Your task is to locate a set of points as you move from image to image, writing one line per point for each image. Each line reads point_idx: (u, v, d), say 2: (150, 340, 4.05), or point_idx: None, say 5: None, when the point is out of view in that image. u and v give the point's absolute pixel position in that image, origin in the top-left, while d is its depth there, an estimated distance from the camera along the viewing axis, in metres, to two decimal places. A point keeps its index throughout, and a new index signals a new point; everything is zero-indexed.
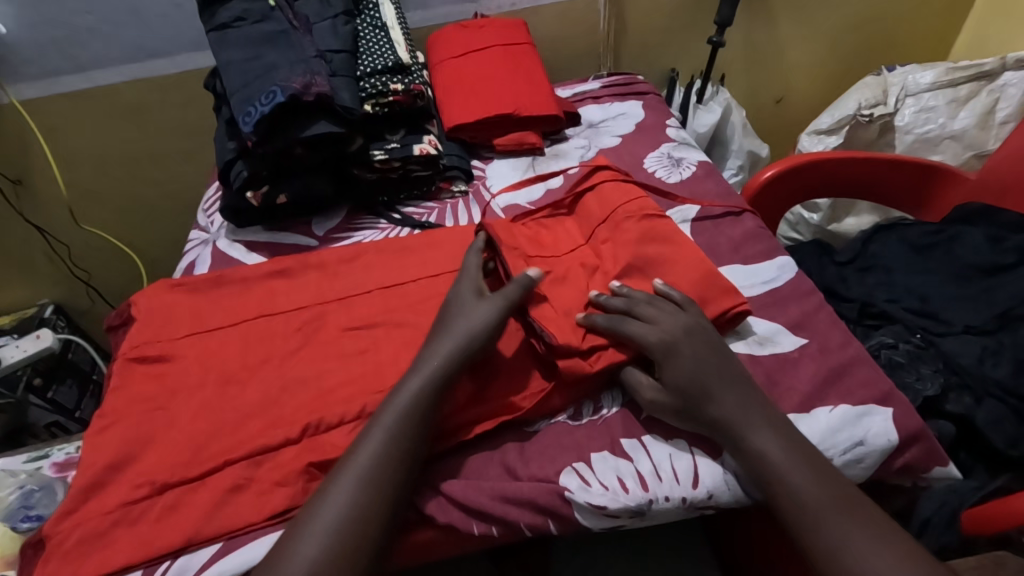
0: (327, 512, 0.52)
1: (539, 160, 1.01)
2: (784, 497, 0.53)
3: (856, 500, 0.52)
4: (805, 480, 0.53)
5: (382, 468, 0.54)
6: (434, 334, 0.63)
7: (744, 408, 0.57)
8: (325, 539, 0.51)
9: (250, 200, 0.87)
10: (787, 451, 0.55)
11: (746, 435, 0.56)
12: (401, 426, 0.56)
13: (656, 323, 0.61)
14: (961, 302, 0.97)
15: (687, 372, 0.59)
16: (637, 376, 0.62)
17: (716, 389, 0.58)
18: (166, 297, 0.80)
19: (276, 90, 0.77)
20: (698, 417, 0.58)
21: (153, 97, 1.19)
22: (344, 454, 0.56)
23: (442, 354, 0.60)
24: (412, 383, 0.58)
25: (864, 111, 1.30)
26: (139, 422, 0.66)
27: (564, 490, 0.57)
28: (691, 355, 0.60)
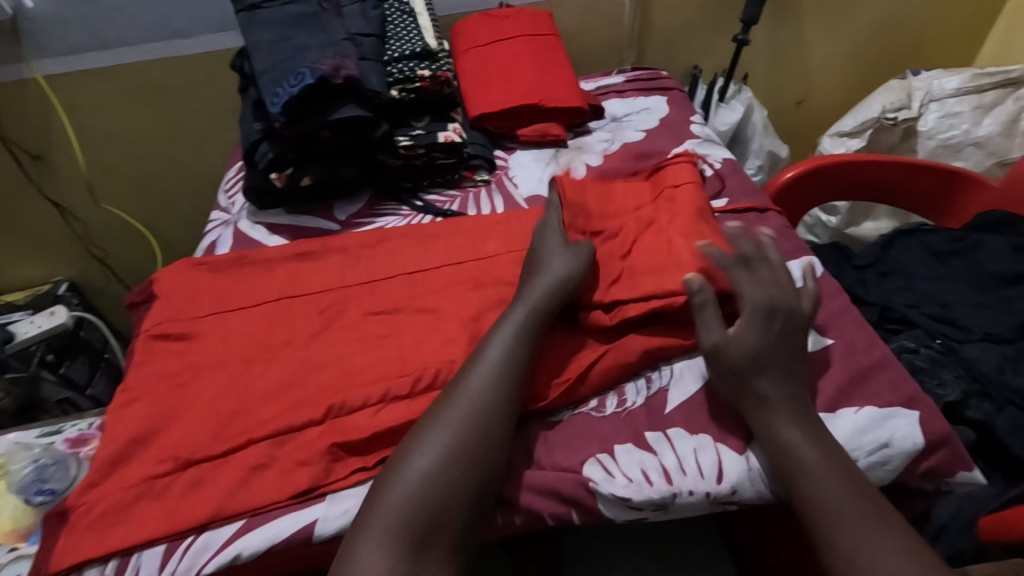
0: (427, 451, 0.54)
1: (562, 152, 1.00)
2: (811, 494, 0.53)
3: (882, 512, 0.52)
4: (834, 482, 0.53)
5: (498, 397, 0.57)
6: (528, 276, 0.66)
7: (792, 394, 0.57)
8: (434, 469, 0.53)
9: (274, 181, 0.86)
10: (821, 450, 0.55)
11: (782, 426, 0.56)
12: (502, 371, 0.58)
13: (759, 282, 0.62)
14: (982, 309, 0.96)
15: (758, 336, 0.59)
16: (707, 315, 0.60)
17: (773, 365, 0.58)
18: (190, 276, 0.80)
19: (305, 72, 0.77)
20: (745, 382, 0.58)
21: (176, 77, 1.19)
22: (442, 395, 0.58)
23: (539, 294, 0.63)
24: (513, 320, 0.61)
25: (888, 114, 1.30)
26: (162, 399, 0.66)
27: (588, 480, 0.57)
28: (778, 330, 0.60)
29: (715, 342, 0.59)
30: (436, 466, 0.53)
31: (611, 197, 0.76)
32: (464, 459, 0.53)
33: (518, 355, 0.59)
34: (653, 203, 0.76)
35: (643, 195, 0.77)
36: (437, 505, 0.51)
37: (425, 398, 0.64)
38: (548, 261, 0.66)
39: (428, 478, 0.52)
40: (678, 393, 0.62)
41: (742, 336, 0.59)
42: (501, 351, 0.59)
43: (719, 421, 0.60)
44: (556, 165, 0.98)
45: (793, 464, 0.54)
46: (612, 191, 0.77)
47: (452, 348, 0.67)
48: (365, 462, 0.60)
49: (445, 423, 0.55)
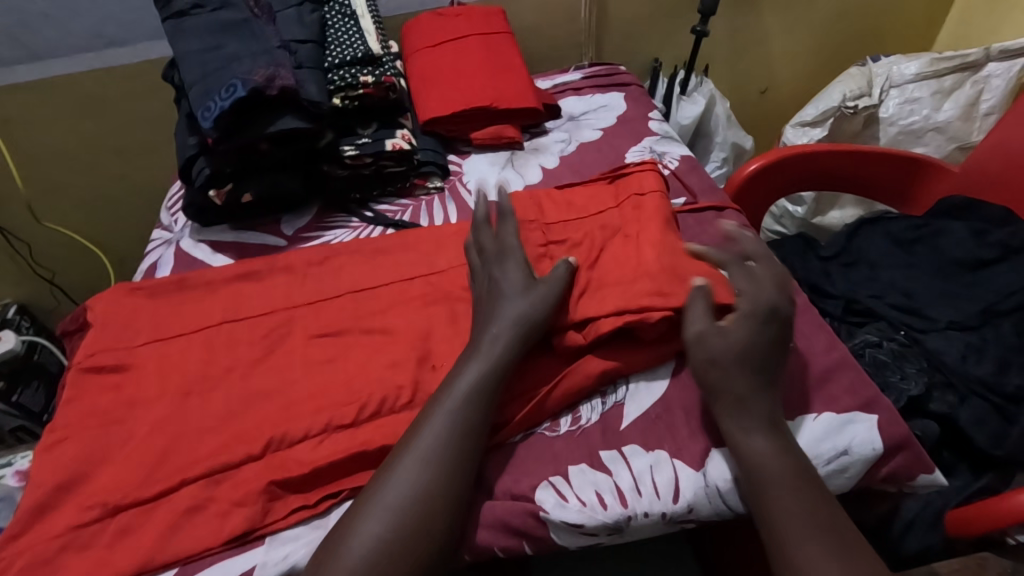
0: (393, 492, 0.51)
1: (517, 154, 0.98)
2: (773, 513, 0.51)
3: (839, 539, 0.49)
4: (795, 504, 0.51)
5: (456, 448, 0.53)
6: (486, 319, 0.62)
7: (765, 404, 0.55)
8: (399, 505, 0.50)
9: (213, 198, 0.82)
10: (789, 465, 0.53)
11: (750, 440, 0.54)
12: (465, 413, 0.55)
13: (754, 284, 0.61)
14: (945, 297, 0.96)
15: (736, 363, 0.56)
16: (699, 309, 0.59)
17: (754, 369, 0.56)
18: (123, 301, 0.75)
19: (237, 83, 0.73)
20: (728, 386, 0.56)
21: (114, 88, 1.13)
22: (408, 431, 0.55)
23: (497, 337, 0.59)
24: (470, 372, 0.57)
25: (848, 102, 1.28)
26: (92, 438, 0.62)
27: (540, 506, 0.55)
28: (747, 357, 0.57)
29: (704, 335, 0.58)
30: (403, 506, 0.50)
31: (572, 203, 0.76)
32: (429, 499, 0.51)
33: (483, 396, 0.56)
34: (616, 207, 0.74)
35: (605, 199, 0.75)
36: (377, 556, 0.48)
37: (369, 427, 0.61)
38: (505, 294, 0.63)
39: (395, 516, 0.50)
40: (635, 407, 0.61)
41: (729, 331, 0.58)
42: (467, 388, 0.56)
43: (676, 436, 0.59)
44: (511, 168, 0.95)
45: (758, 481, 0.52)
46: (572, 199, 0.76)
47: (398, 372, 0.64)
48: (305, 500, 0.57)
49: (410, 461, 0.53)
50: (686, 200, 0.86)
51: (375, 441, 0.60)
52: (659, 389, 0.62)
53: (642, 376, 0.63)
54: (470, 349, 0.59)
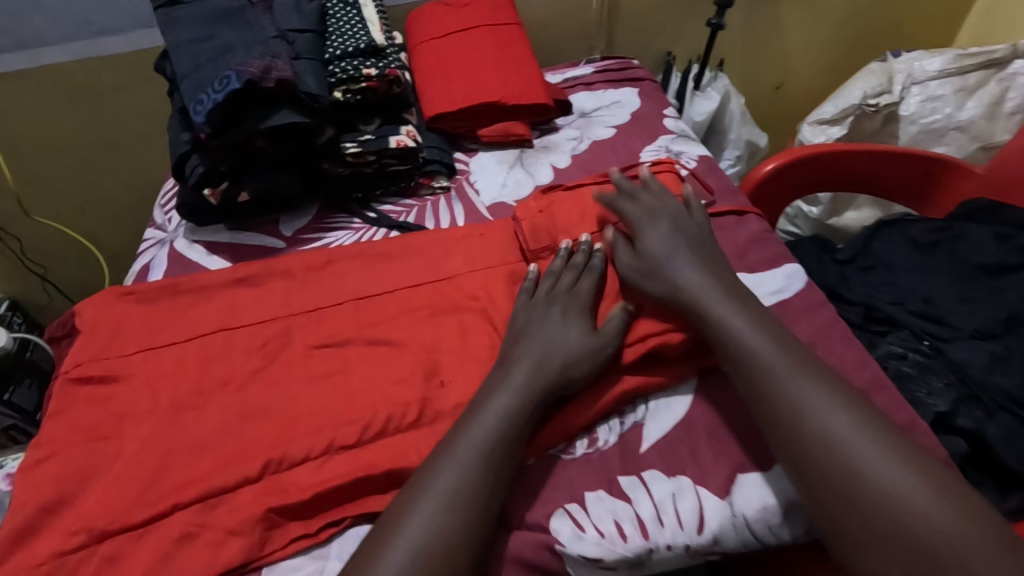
0: (409, 533, 0.48)
1: (527, 152, 0.93)
2: (759, 368, 0.55)
3: (829, 380, 0.55)
4: (779, 356, 0.56)
5: (477, 487, 0.50)
6: (508, 352, 0.60)
7: (704, 283, 0.62)
8: (421, 548, 0.47)
9: (207, 198, 0.78)
10: (756, 325, 0.58)
11: (711, 311, 0.59)
12: (486, 451, 0.52)
13: (642, 206, 0.70)
14: (968, 304, 0.92)
15: (674, 269, 0.63)
16: (619, 246, 0.68)
17: (680, 260, 0.64)
18: (112, 306, 0.71)
19: (231, 75, 0.68)
20: (663, 287, 0.62)
21: (105, 78, 1.08)
22: (422, 466, 0.52)
23: (531, 370, 0.57)
24: (499, 407, 0.54)
25: (869, 100, 1.24)
26: (78, 456, 0.59)
27: (555, 538, 0.51)
28: (681, 259, 0.64)
29: (627, 259, 0.66)
30: (421, 550, 0.47)
31: (588, 214, 0.73)
32: (448, 543, 0.47)
33: (508, 432, 0.53)
34: None
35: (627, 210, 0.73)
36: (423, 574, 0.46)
37: (373, 448, 0.57)
38: (554, 334, 0.60)
39: (415, 557, 0.47)
40: (655, 428, 0.58)
41: (643, 248, 0.66)
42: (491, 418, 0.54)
43: (699, 462, 0.55)
44: (520, 167, 0.91)
45: (735, 348, 0.57)
46: (588, 211, 0.74)
47: (404, 389, 0.61)
48: (306, 527, 0.54)
49: (427, 499, 0.49)
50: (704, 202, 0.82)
51: (380, 464, 0.56)
52: (679, 411, 0.59)
53: (662, 395, 0.60)
54: (495, 381, 0.57)
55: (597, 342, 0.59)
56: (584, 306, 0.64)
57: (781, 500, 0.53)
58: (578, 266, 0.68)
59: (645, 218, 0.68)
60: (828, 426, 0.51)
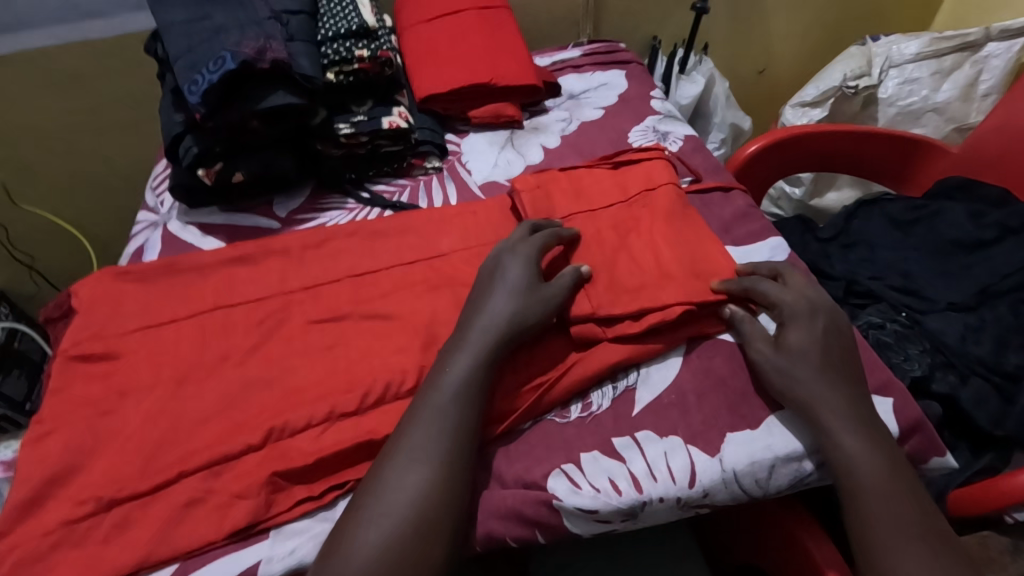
0: (395, 484, 0.51)
1: (517, 133, 0.95)
2: (874, 513, 0.51)
3: (935, 532, 0.50)
4: (891, 496, 0.51)
5: (459, 443, 0.53)
6: (475, 303, 0.61)
7: (837, 396, 0.55)
8: (418, 503, 0.50)
9: (202, 178, 0.78)
10: (883, 464, 0.53)
11: (837, 435, 0.54)
12: (454, 404, 0.54)
13: (793, 289, 0.62)
14: (943, 279, 0.95)
15: (820, 376, 0.56)
16: (750, 327, 0.61)
17: (829, 365, 0.57)
18: (111, 286, 0.72)
19: (225, 56, 0.69)
20: (796, 389, 0.56)
21: (93, 63, 1.07)
22: (406, 426, 0.54)
23: (485, 327, 0.58)
24: (461, 364, 0.56)
25: (849, 82, 1.27)
26: (82, 429, 0.60)
27: (553, 494, 0.54)
28: (826, 367, 0.57)
29: (765, 347, 0.59)
30: (416, 505, 0.50)
31: (581, 191, 0.75)
32: (442, 498, 0.50)
33: (473, 383, 0.55)
34: (633, 200, 0.73)
35: (622, 190, 0.74)
36: (422, 522, 0.49)
37: (374, 415, 0.59)
38: (502, 279, 0.61)
39: (407, 507, 0.50)
40: (647, 391, 0.60)
41: (788, 340, 0.59)
42: (472, 368, 0.56)
43: (689, 421, 0.58)
44: (510, 148, 0.92)
45: (848, 474, 0.53)
46: (582, 186, 0.75)
47: (403, 358, 0.63)
48: (310, 490, 0.56)
49: (419, 456, 0.52)
50: (691, 179, 0.85)
51: (380, 430, 0.58)
52: (671, 373, 0.61)
53: (652, 362, 0.62)
54: (456, 342, 0.58)
55: (544, 292, 0.61)
56: (535, 253, 0.64)
57: (769, 457, 0.56)
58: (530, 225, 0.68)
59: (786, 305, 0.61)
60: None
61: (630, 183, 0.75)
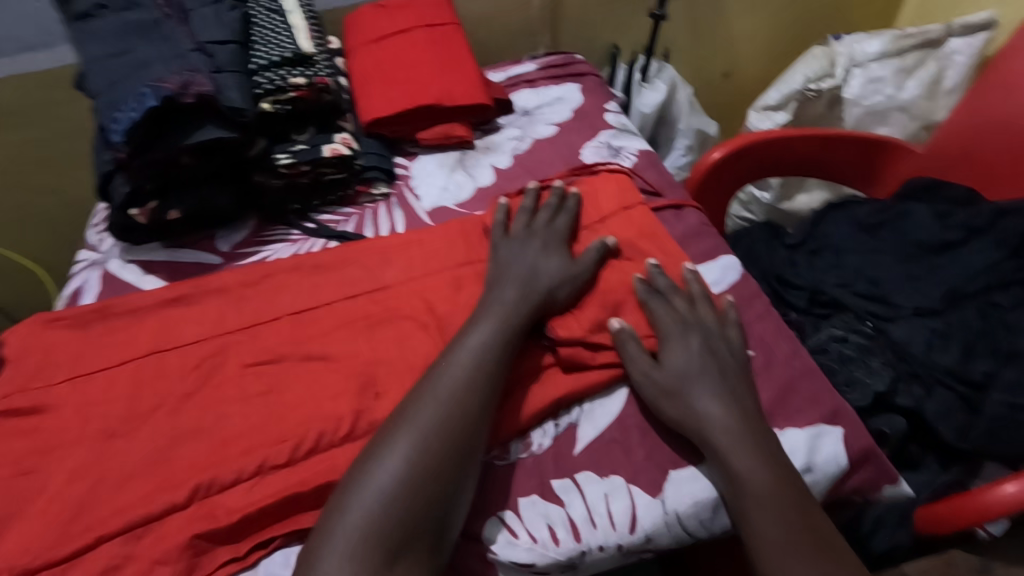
0: (356, 512, 0.47)
1: (468, 154, 0.93)
2: (765, 534, 0.49)
3: (830, 549, 0.48)
4: (784, 514, 0.49)
5: (439, 453, 0.50)
6: (493, 282, 0.63)
7: (728, 417, 0.54)
8: (365, 527, 0.46)
9: (136, 218, 0.75)
10: (775, 478, 0.51)
11: (726, 453, 0.52)
12: (464, 394, 0.54)
13: (675, 308, 0.62)
14: (910, 283, 0.93)
15: (704, 397, 0.55)
16: (633, 346, 0.59)
17: (707, 385, 0.56)
18: (40, 335, 0.69)
19: (146, 93, 0.66)
20: (679, 412, 0.55)
21: (34, 97, 1.05)
22: (369, 450, 0.51)
23: (509, 301, 0.60)
24: (480, 334, 0.57)
25: (811, 85, 1.25)
26: (1, 492, 0.57)
27: (488, 546, 0.52)
28: (710, 386, 0.56)
29: (651, 369, 0.58)
30: (369, 524, 0.46)
31: None
32: (404, 517, 0.47)
33: (463, 378, 0.54)
34: (600, 221, 0.71)
35: (590, 208, 0.72)
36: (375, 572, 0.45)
37: (306, 466, 0.57)
38: (536, 268, 0.63)
39: (354, 535, 0.46)
40: (590, 429, 0.58)
41: (666, 363, 0.58)
42: (485, 336, 0.57)
43: (633, 460, 0.56)
44: (461, 170, 0.90)
45: (736, 493, 0.51)
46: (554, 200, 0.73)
47: (339, 403, 0.60)
48: (236, 550, 0.53)
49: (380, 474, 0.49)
50: (649, 194, 0.83)
51: (311, 480, 0.55)
52: (615, 407, 0.59)
53: (596, 396, 0.60)
54: (473, 316, 0.59)
55: (575, 270, 0.63)
56: (562, 239, 0.67)
57: (711, 497, 0.53)
58: (553, 206, 0.70)
59: (670, 326, 0.60)
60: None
61: (599, 198, 0.73)
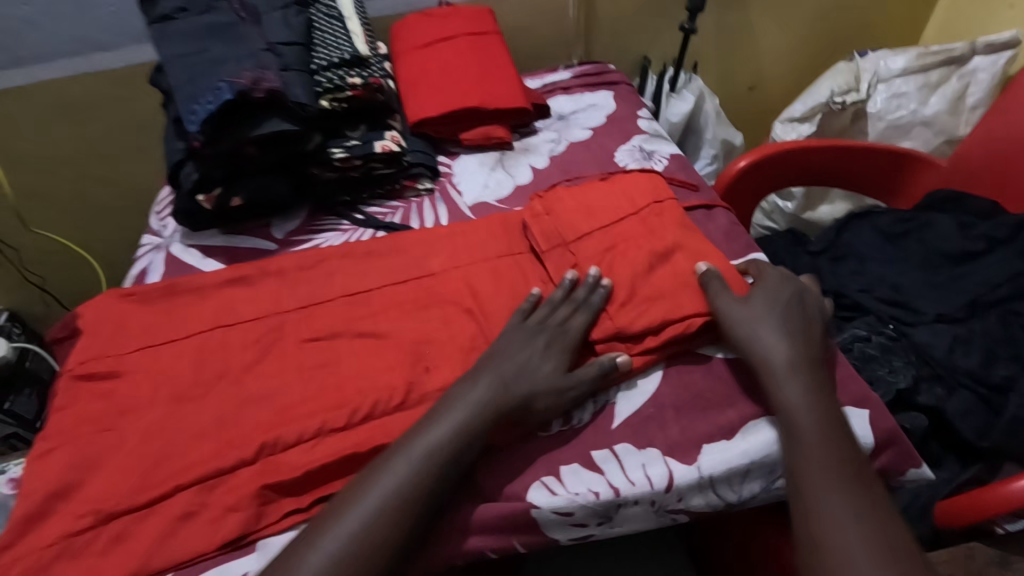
0: (431, 431, 0.55)
1: (507, 154, 0.98)
2: (804, 452, 0.54)
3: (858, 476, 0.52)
4: (822, 441, 0.54)
5: (421, 488, 0.52)
6: (485, 363, 0.61)
7: (791, 355, 0.59)
8: (424, 451, 0.54)
9: (202, 203, 0.82)
10: (821, 411, 0.56)
11: (781, 384, 0.58)
12: (428, 469, 0.53)
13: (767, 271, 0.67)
14: (932, 289, 0.96)
15: (776, 336, 0.60)
16: (716, 285, 0.65)
17: (777, 326, 0.61)
18: (114, 308, 0.75)
19: (222, 87, 0.73)
20: (748, 344, 0.61)
21: (101, 93, 1.12)
22: (453, 389, 0.60)
23: (492, 390, 0.58)
24: (450, 421, 0.56)
25: (836, 98, 1.29)
26: (83, 446, 0.62)
27: (532, 506, 0.56)
28: (780, 327, 0.61)
29: (736, 311, 0.62)
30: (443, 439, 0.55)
31: (588, 206, 0.76)
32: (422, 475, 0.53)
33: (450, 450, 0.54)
34: (636, 213, 0.75)
35: (624, 202, 0.76)
36: (422, 489, 0.52)
37: (362, 430, 0.61)
38: (529, 369, 0.60)
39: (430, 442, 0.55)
40: (626, 407, 0.62)
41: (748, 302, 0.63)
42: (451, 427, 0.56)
43: (668, 435, 0.60)
44: (501, 169, 0.95)
45: (784, 418, 0.56)
46: (590, 200, 0.77)
47: (392, 375, 0.65)
48: (299, 503, 0.58)
49: (444, 418, 0.56)
50: (680, 194, 0.88)
51: (369, 442, 0.60)
52: (650, 389, 0.63)
53: (635, 378, 0.64)
54: (448, 403, 0.58)
55: (564, 383, 0.60)
56: (570, 343, 0.63)
57: (744, 462, 0.58)
58: (578, 300, 0.66)
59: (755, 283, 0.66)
60: (836, 535, 0.48)
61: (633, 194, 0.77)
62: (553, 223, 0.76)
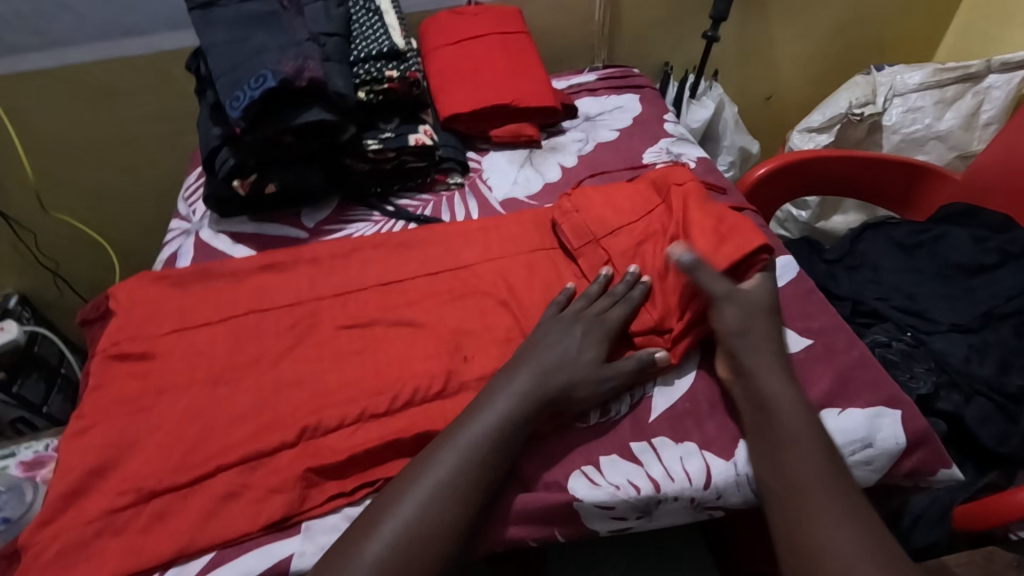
0: (479, 421, 0.56)
1: (535, 152, 0.99)
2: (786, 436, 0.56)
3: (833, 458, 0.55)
4: (801, 425, 0.56)
5: (472, 473, 0.54)
6: (523, 355, 0.62)
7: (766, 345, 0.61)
8: (478, 441, 0.55)
9: (237, 189, 0.82)
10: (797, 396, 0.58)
11: (759, 373, 0.59)
12: (475, 457, 0.54)
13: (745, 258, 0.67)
14: (948, 300, 0.97)
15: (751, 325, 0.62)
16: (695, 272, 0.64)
17: (756, 317, 0.62)
18: (149, 290, 0.75)
19: (267, 74, 0.73)
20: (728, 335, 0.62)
21: (128, 79, 1.12)
22: (497, 377, 0.60)
23: (537, 379, 0.59)
24: (500, 407, 0.57)
25: (855, 110, 1.31)
26: (121, 425, 0.62)
27: (573, 495, 0.57)
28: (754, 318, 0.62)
29: (717, 297, 0.62)
30: (491, 429, 0.56)
31: (614, 202, 0.77)
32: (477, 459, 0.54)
33: (501, 434, 0.56)
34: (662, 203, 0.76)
35: (649, 196, 0.77)
36: (477, 473, 0.54)
37: (402, 416, 0.62)
38: (569, 360, 0.61)
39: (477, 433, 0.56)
40: (661, 400, 0.63)
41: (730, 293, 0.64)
42: (495, 416, 0.56)
43: (703, 429, 0.62)
44: (529, 166, 0.96)
45: (763, 404, 0.58)
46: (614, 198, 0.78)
47: (431, 363, 0.65)
48: (341, 486, 0.58)
49: (500, 405, 0.57)
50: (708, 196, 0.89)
51: (409, 429, 0.61)
52: (685, 384, 0.64)
53: (671, 374, 0.65)
54: (488, 395, 0.58)
55: (606, 374, 0.61)
56: (607, 334, 0.64)
57: None
58: (615, 295, 0.66)
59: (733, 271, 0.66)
60: (825, 531, 0.50)
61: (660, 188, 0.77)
62: (578, 217, 0.77)
